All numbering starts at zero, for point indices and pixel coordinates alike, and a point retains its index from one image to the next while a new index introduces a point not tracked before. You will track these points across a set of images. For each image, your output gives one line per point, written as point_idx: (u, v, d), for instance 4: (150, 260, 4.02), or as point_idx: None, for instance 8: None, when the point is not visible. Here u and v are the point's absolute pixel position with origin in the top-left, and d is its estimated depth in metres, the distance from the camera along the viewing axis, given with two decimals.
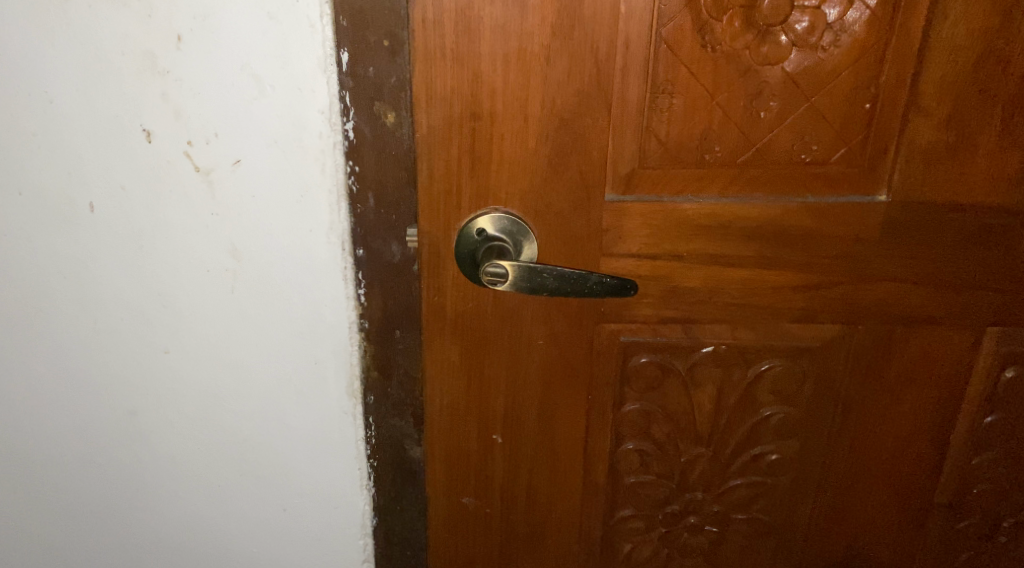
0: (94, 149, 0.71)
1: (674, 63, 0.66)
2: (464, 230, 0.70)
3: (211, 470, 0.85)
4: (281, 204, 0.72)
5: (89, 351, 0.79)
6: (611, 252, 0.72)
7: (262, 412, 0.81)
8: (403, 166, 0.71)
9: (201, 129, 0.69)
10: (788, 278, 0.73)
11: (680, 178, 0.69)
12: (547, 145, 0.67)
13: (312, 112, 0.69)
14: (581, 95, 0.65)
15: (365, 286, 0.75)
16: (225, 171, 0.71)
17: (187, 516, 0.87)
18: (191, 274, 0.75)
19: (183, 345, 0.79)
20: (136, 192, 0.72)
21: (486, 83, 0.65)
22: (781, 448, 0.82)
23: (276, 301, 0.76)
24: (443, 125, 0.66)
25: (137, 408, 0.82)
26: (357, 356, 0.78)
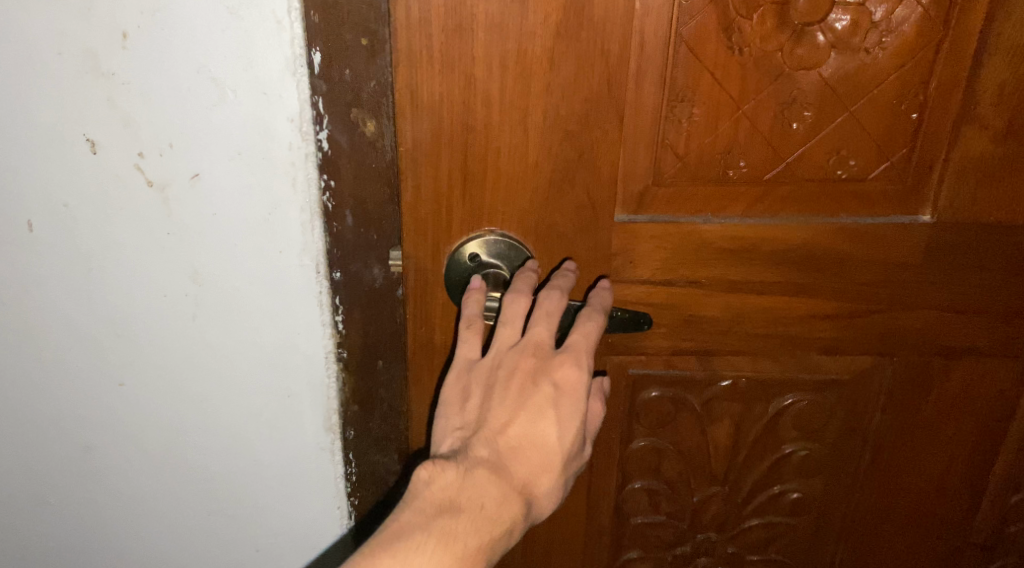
0: (31, 161, 0.62)
1: (695, 68, 0.57)
2: (453, 256, 0.62)
3: (177, 511, 0.77)
4: (247, 224, 0.63)
5: (36, 384, 0.71)
6: (620, 279, 0.64)
7: (230, 448, 0.73)
8: (385, 180, 0.62)
9: (154, 139, 0.60)
10: (817, 305, 0.66)
11: (699, 195, 0.61)
12: (550, 160, 0.59)
13: (280, 121, 0.59)
14: (589, 104, 0.57)
15: (343, 313, 0.66)
16: (183, 186, 0.62)
17: (152, 558, 0.79)
18: (146, 300, 0.67)
19: (141, 377, 0.70)
20: (80, 209, 0.63)
21: (479, 90, 0.56)
22: (804, 487, 0.76)
23: (243, 330, 0.67)
24: (430, 138, 0.57)
25: (91, 444, 0.73)
26: (335, 388, 0.70)
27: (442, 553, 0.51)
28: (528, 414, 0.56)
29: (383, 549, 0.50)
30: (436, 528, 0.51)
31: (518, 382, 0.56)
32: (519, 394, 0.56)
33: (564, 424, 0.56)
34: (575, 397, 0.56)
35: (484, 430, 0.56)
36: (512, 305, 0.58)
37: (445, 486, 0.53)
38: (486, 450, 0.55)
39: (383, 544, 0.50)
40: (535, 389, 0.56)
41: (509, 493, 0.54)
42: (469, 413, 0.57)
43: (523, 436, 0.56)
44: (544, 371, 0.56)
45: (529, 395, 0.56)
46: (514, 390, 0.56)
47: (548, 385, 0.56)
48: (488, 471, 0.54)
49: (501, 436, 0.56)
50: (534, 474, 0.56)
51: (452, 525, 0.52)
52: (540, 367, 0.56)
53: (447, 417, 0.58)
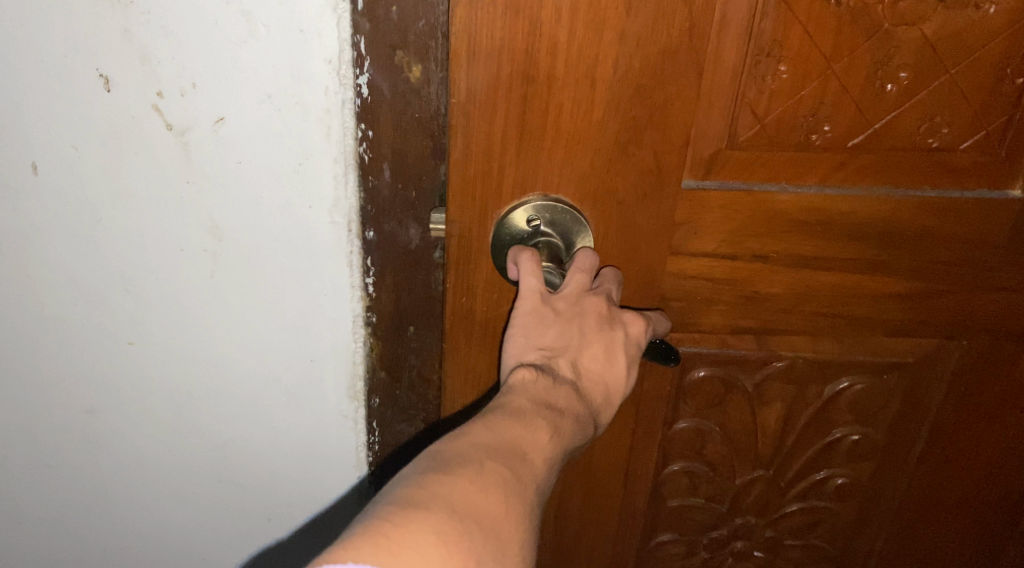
0: (32, 94, 0.54)
1: (786, 19, 0.51)
2: (506, 220, 0.56)
3: (185, 478, 0.71)
4: (273, 176, 0.56)
5: (32, 346, 0.64)
6: (681, 251, 0.59)
7: (246, 414, 0.67)
8: (426, 132, 0.55)
9: (175, 78, 0.53)
10: (888, 286, 0.61)
11: (773, 162, 0.56)
12: (617, 118, 0.53)
13: (317, 62, 0.53)
14: (667, 55, 0.51)
15: (374, 275, 0.60)
16: (205, 132, 0.55)
17: (156, 529, 0.74)
18: (160, 254, 0.60)
19: (154, 338, 0.64)
20: (89, 150, 0.56)
21: (545, 35, 0.50)
22: (852, 472, 0.72)
23: (264, 292, 0.61)
24: (486, 90, 0.51)
25: (95, 406, 0.67)
26: (362, 355, 0.64)
27: (554, 439, 0.47)
28: (605, 350, 0.54)
29: (515, 417, 0.47)
30: (546, 413, 0.48)
31: (595, 317, 0.54)
32: (597, 326, 0.54)
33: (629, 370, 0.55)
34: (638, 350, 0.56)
35: (570, 351, 0.53)
36: (587, 256, 0.55)
37: (544, 387, 0.50)
38: (566, 368, 0.52)
39: (500, 414, 0.47)
40: (611, 330, 0.54)
41: (588, 412, 0.52)
42: (547, 335, 0.53)
43: (597, 368, 0.54)
44: (616, 320, 0.55)
45: (607, 332, 0.54)
46: (592, 325, 0.54)
47: (622, 331, 0.55)
48: (574, 388, 0.52)
49: (580, 362, 0.53)
50: (599, 401, 0.54)
51: (557, 420, 0.49)
52: (613, 314, 0.55)
53: (524, 334, 0.53)
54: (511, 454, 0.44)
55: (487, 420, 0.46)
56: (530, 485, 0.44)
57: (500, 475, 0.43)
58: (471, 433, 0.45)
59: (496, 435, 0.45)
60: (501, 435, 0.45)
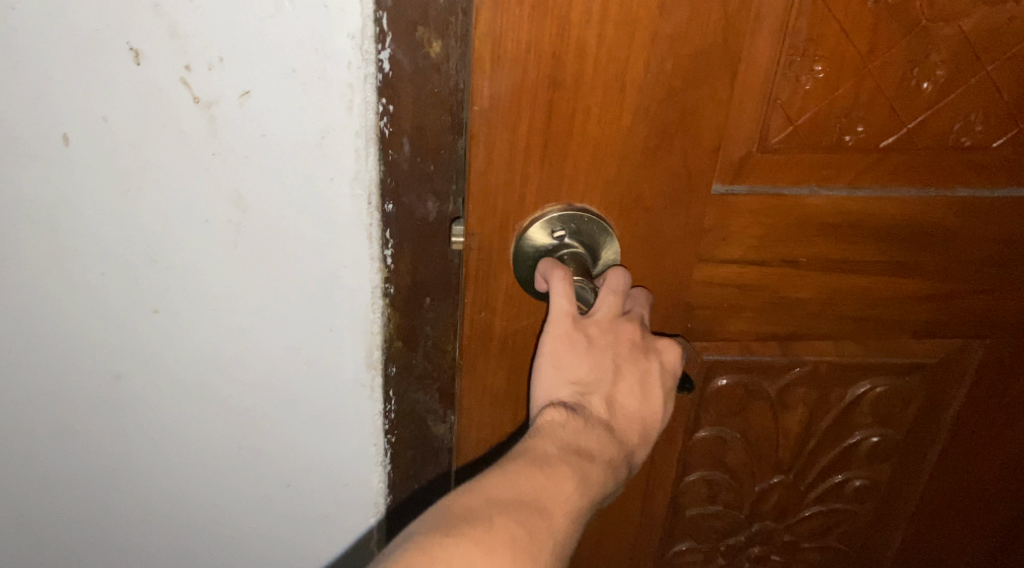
0: (55, 64, 0.48)
1: (823, 17, 0.49)
2: (530, 232, 0.52)
3: (202, 447, 0.65)
4: (297, 149, 0.51)
5: (46, 322, 0.58)
6: (709, 259, 0.56)
7: (266, 383, 0.62)
8: (445, 108, 0.51)
9: (203, 48, 0.48)
10: (916, 287, 0.60)
11: (802, 164, 0.54)
12: (647, 123, 0.50)
13: (340, 38, 0.48)
14: (699, 56, 0.48)
15: (392, 247, 0.56)
16: (231, 107, 0.50)
17: (166, 505, 0.69)
18: (184, 227, 0.54)
19: (179, 305, 0.58)
20: (121, 125, 0.50)
21: (573, 39, 0.46)
22: (870, 473, 0.72)
23: (284, 264, 0.56)
24: (509, 97, 0.48)
25: (121, 371, 0.61)
26: (379, 329, 0.59)
27: (581, 488, 0.46)
28: (639, 381, 0.52)
29: (537, 465, 0.46)
30: (575, 461, 0.47)
31: (629, 345, 0.52)
32: (630, 356, 0.52)
33: (664, 401, 0.54)
34: (672, 378, 0.54)
35: (602, 385, 0.51)
36: (619, 278, 0.52)
37: (573, 430, 0.49)
38: (598, 405, 0.51)
39: (523, 463, 0.46)
40: (645, 359, 0.53)
41: (621, 451, 0.51)
42: (577, 365, 0.51)
43: (630, 402, 0.52)
44: (651, 347, 0.53)
45: (641, 362, 0.53)
46: (625, 355, 0.52)
47: (656, 359, 0.53)
48: (606, 428, 0.50)
49: (613, 396, 0.52)
50: (634, 437, 0.52)
51: (587, 466, 0.47)
52: (647, 341, 0.53)
53: (553, 365, 0.51)
54: (530, 508, 0.43)
55: (507, 469, 0.45)
56: (549, 541, 0.43)
57: (514, 532, 0.42)
58: (491, 486, 0.44)
59: (517, 487, 0.44)
60: (522, 488, 0.44)
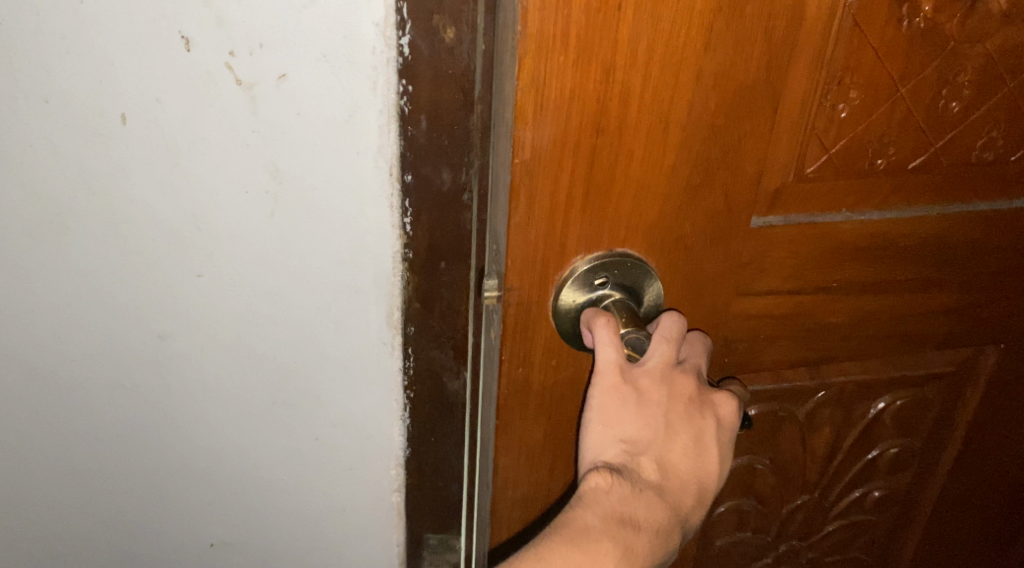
0: (110, 37, 0.47)
1: (858, 44, 0.48)
2: (571, 285, 0.49)
3: (235, 408, 0.63)
4: (327, 126, 0.50)
5: (83, 293, 0.57)
6: (747, 291, 0.55)
7: (299, 347, 0.59)
8: (460, 85, 0.50)
9: (241, 34, 0.47)
10: (938, 301, 0.61)
11: (836, 190, 0.53)
12: (690, 162, 0.48)
13: (366, 26, 0.47)
14: (743, 90, 0.46)
15: (411, 214, 0.54)
16: (268, 89, 0.49)
17: (196, 470, 0.66)
18: (221, 198, 0.53)
19: (222, 269, 0.56)
20: (174, 106, 0.49)
21: (619, 82, 0.44)
22: (890, 483, 0.72)
23: (317, 234, 0.54)
24: (552, 148, 0.45)
25: (167, 330, 0.59)
26: (400, 297, 0.57)
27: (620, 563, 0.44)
28: (693, 441, 0.49)
29: (575, 542, 0.44)
30: (618, 534, 0.45)
31: (682, 401, 0.49)
32: (684, 414, 0.49)
33: (721, 462, 0.51)
34: (729, 436, 0.51)
35: (655, 444, 0.49)
36: (671, 321, 0.50)
37: (620, 497, 0.46)
38: (648, 466, 0.48)
39: (559, 538, 0.44)
40: (699, 416, 0.50)
41: (674, 520, 0.48)
42: (627, 421, 0.48)
43: (686, 464, 0.49)
44: (705, 401, 0.50)
45: (695, 419, 0.50)
46: (678, 411, 0.49)
47: (710, 416, 0.50)
48: (656, 494, 0.47)
49: (667, 457, 0.49)
50: (690, 502, 0.49)
51: (630, 537, 0.45)
52: (701, 395, 0.50)
53: (602, 422, 0.48)
54: None
55: (541, 547, 0.44)
56: None
57: None
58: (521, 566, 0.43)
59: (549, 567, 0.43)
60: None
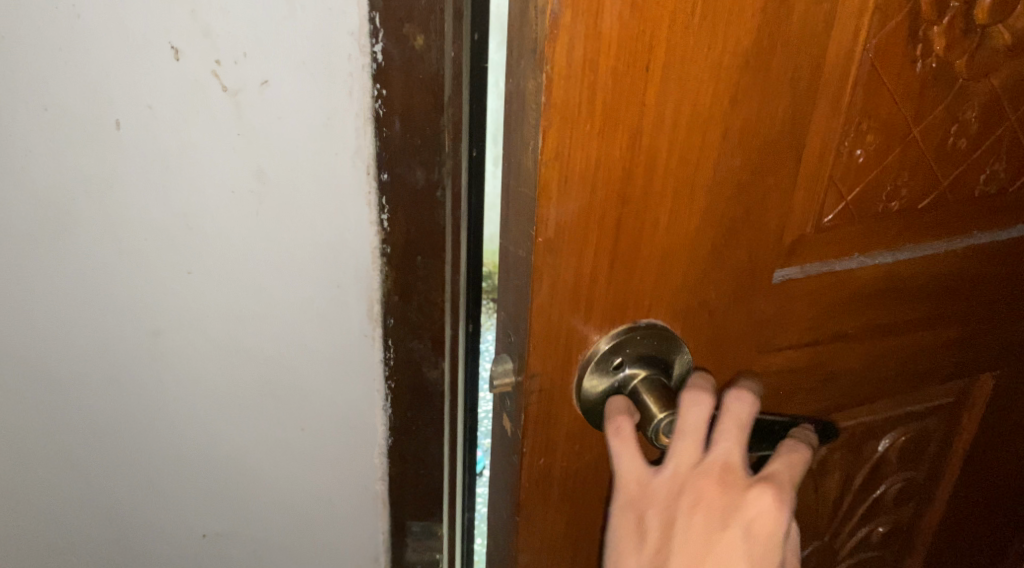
0: (102, 49, 0.46)
1: (875, 86, 0.46)
2: (590, 374, 0.44)
3: (227, 404, 0.58)
4: (305, 130, 0.49)
5: (68, 318, 0.53)
6: (768, 349, 0.52)
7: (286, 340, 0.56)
8: (429, 89, 0.49)
9: (223, 40, 0.46)
10: (944, 335, 0.60)
11: (850, 235, 0.51)
12: (716, 223, 0.44)
13: (342, 35, 0.46)
14: (769, 145, 0.43)
15: (388, 212, 0.52)
16: (249, 95, 0.47)
17: (175, 505, 0.62)
18: (202, 205, 0.50)
19: (212, 267, 0.53)
20: (162, 112, 0.48)
21: (646, 148, 0.40)
22: (894, 517, 0.71)
23: (300, 238, 0.52)
24: (578, 223, 0.40)
25: (161, 325, 0.54)
26: (380, 291, 0.55)
27: None
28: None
29: None
30: None
31: (697, 518, 0.42)
32: (699, 534, 0.42)
33: None
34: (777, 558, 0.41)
35: None
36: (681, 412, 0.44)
37: None
38: None
39: None
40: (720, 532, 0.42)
41: None
42: (639, 549, 0.44)
43: None
44: (728, 512, 0.42)
45: (714, 539, 0.42)
46: (693, 531, 0.42)
47: (737, 528, 0.42)
48: None
49: None
50: None
51: None
52: (724, 504, 0.42)
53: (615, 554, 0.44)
54: None
55: None
56: None
57: None
58: None
59: None
60: None
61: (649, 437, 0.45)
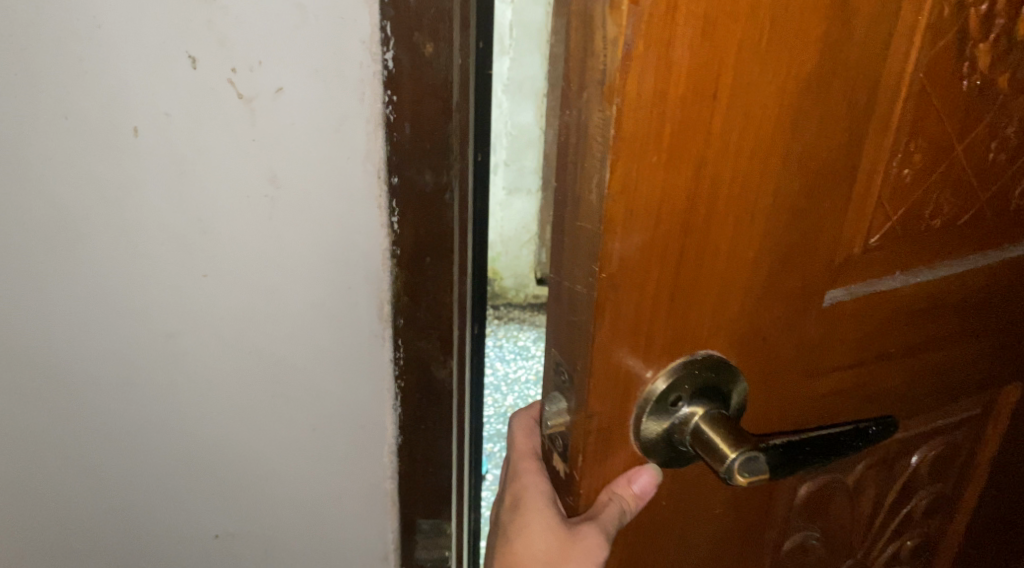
0: (125, 58, 0.48)
1: (924, 105, 0.46)
2: (648, 416, 0.42)
3: (243, 399, 0.61)
4: (315, 136, 0.51)
5: (100, 308, 0.56)
6: (815, 372, 0.50)
7: (302, 341, 0.58)
8: (439, 95, 0.52)
9: (245, 50, 0.49)
10: (978, 349, 0.60)
11: (895, 255, 0.51)
12: (772, 249, 0.43)
13: (354, 44, 0.49)
14: (824, 168, 0.42)
15: (398, 214, 0.55)
16: (266, 102, 0.50)
17: (199, 480, 0.64)
18: (223, 206, 0.53)
19: (229, 269, 0.55)
20: (185, 119, 0.50)
21: (709, 178, 0.38)
22: (923, 531, 0.70)
23: (314, 236, 0.55)
24: (641, 258, 0.38)
25: (175, 327, 0.57)
26: (390, 291, 0.57)
27: None
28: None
29: None
30: None
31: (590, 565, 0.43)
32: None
33: None
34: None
35: None
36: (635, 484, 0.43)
37: None
38: None
39: None
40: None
41: None
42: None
43: None
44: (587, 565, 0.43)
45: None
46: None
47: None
48: None
49: None
50: None
51: None
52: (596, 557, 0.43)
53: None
54: None
55: None
56: None
57: None
58: None
59: None
60: None
61: (724, 478, 0.40)
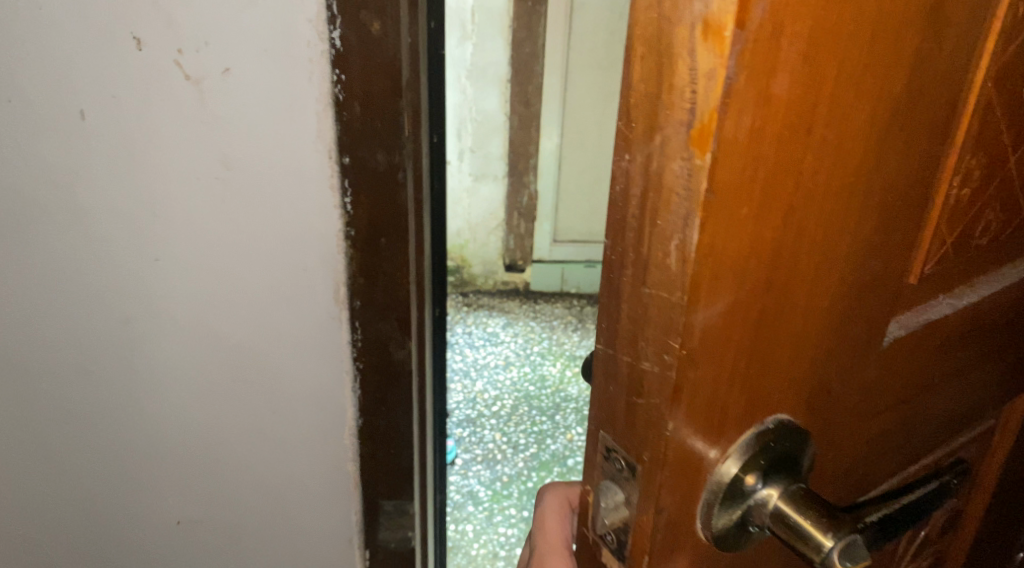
0: (69, 35, 0.44)
1: (990, 118, 0.40)
2: (722, 502, 0.34)
3: (201, 416, 0.56)
4: (266, 116, 0.46)
5: (50, 308, 0.52)
6: (871, 419, 0.45)
7: (261, 344, 0.53)
8: (388, 74, 0.45)
9: (190, 25, 0.44)
10: (1005, 365, 0.56)
11: (947, 281, 0.46)
12: (848, 295, 0.37)
13: (301, 23, 0.43)
14: (900, 199, 0.37)
15: (351, 195, 0.47)
16: (215, 83, 0.45)
17: (160, 499, 0.59)
18: (175, 195, 0.48)
19: (186, 255, 0.50)
20: (132, 102, 0.46)
21: (797, 227, 0.32)
22: (938, 546, 0.67)
23: (270, 224, 0.49)
24: (724, 327, 0.31)
25: (131, 312, 0.52)
26: (345, 273, 0.50)
27: None
28: None
29: None
30: None
31: None
32: None
33: None
34: None
35: None
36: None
37: None
38: None
39: None
40: None
41: None
42: None
43: None
44: None
45: None
46: None
47: None
48: None
49: None
50: None
51: None
52: None
53: None
54: None
55: None
56: None
57: None
58: None
59: None
60: None
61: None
